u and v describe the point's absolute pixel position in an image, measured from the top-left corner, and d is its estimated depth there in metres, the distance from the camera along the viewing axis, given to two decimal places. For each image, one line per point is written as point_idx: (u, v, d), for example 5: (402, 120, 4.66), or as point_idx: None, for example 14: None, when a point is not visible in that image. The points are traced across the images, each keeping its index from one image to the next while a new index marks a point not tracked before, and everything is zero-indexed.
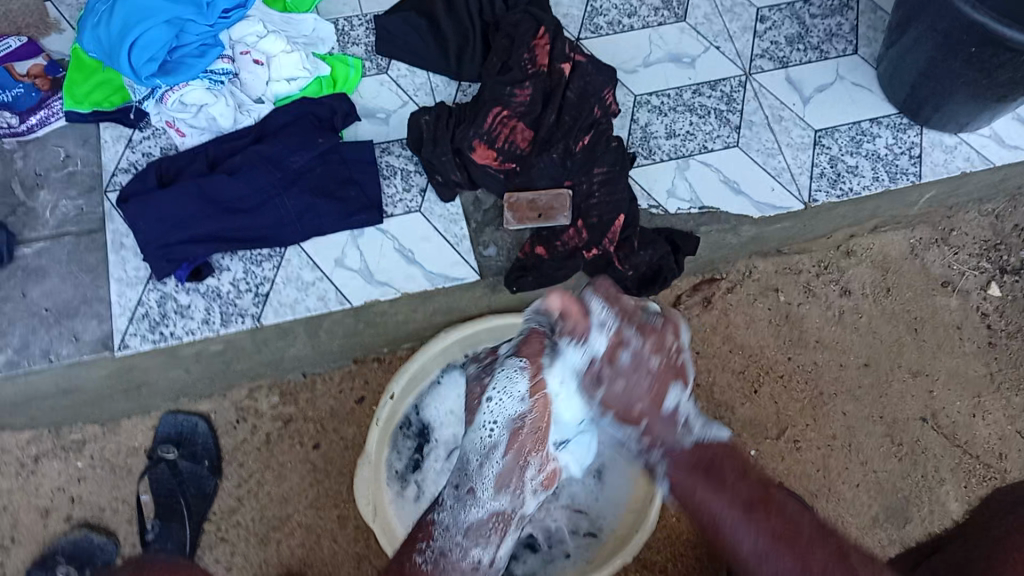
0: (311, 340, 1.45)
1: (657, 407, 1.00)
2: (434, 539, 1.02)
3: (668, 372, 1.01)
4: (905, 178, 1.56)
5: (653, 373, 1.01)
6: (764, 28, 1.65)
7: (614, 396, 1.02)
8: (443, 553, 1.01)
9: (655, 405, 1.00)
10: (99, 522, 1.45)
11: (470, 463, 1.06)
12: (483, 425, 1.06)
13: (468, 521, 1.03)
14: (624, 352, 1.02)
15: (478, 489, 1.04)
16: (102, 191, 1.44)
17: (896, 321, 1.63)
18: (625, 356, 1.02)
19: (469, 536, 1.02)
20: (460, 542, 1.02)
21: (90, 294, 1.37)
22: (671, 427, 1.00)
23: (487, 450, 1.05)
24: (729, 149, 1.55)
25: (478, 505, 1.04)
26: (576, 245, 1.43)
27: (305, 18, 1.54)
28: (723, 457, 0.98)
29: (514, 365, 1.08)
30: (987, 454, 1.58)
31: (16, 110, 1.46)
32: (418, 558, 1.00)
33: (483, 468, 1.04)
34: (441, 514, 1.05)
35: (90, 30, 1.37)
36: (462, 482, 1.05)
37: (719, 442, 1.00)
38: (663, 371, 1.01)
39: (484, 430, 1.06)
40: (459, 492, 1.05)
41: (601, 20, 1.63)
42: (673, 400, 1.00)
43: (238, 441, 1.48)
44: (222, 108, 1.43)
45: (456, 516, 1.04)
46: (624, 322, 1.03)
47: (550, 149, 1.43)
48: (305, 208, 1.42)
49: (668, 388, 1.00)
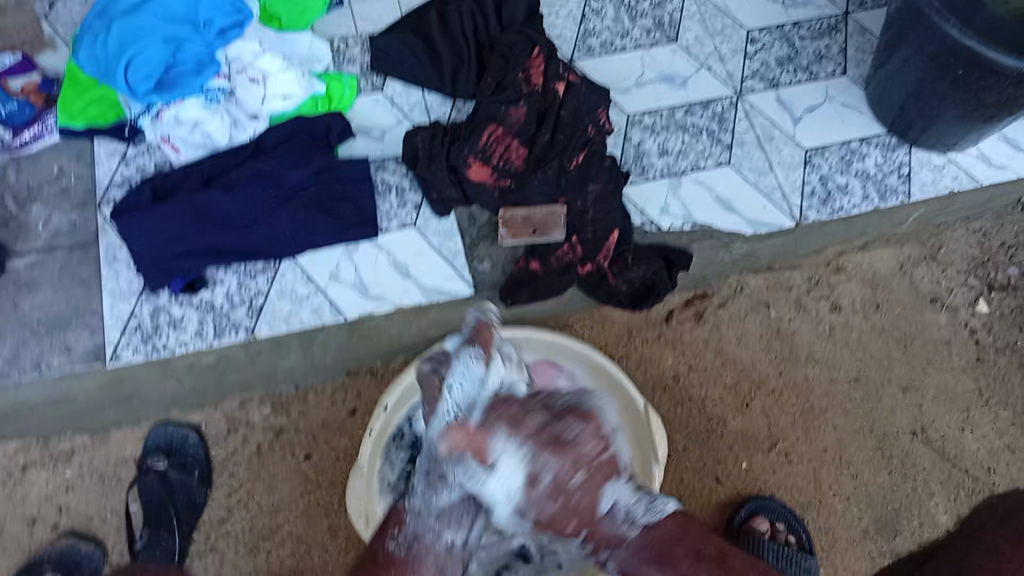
0: (304, 353, 1.45)
1: (592, 512, 0.95)
2: (406, 523, 1.05)
3: (602, 467, 0.95)
4: (895, 196, 1.58)
5: (591, 480, 0.94)
6: (754, 50, 1.66)
7: (545, 518, 0.97)
8: (417, 537, 1.03)
9: (589, 515, 0.95)
10: (87, 531, 1.45)
11: (437, 449, 1.04)
12: (446, 412, 1.02)
13: (440, 504, 1.04)
14: (543, 479, 0.93)
15: (448, 481, 0.98)
16: (96, 204, 1.44)
17: (885, 336, 1.64)
18: (545, 482, 0.93)
19: (443, 520, 1.04)
20: (432, 527, 1.04)
21: (82, 306, 1.37)
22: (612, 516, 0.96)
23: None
24: (722, 167, 1.57)
25: (450, 490, 1.05)
26: (570, 260, 1.44)
27: (300, 38, 1.54)
28: (673, 534, 0.98)
29: (469, 355, 1.07)
30: (976, 467, 1.59)
31: (10, 125, 1.45)
32: (390, 545, 1.03)
33: (452, 458, 0.99)
34: (414, 501, 1.06)
35: (86, 49, 1.38)
36: (433, 468, 1.08)
37: (669, 517, 0.99)
38: (598, 474, 0.94)
39: (447, 417, 1.02)
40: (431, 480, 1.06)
41: (594, 42, 1.65)
42: (609, 499, 0.96)
43: (230, 452, 1.48)
44: (217, 124, 1.45)
45: (428, 500, 1.05)
46: (535, 440, 0.93)
47: (544, 167, 1.44)
48: (299, 226, 1.42)
49: (604, 485, 0.95)
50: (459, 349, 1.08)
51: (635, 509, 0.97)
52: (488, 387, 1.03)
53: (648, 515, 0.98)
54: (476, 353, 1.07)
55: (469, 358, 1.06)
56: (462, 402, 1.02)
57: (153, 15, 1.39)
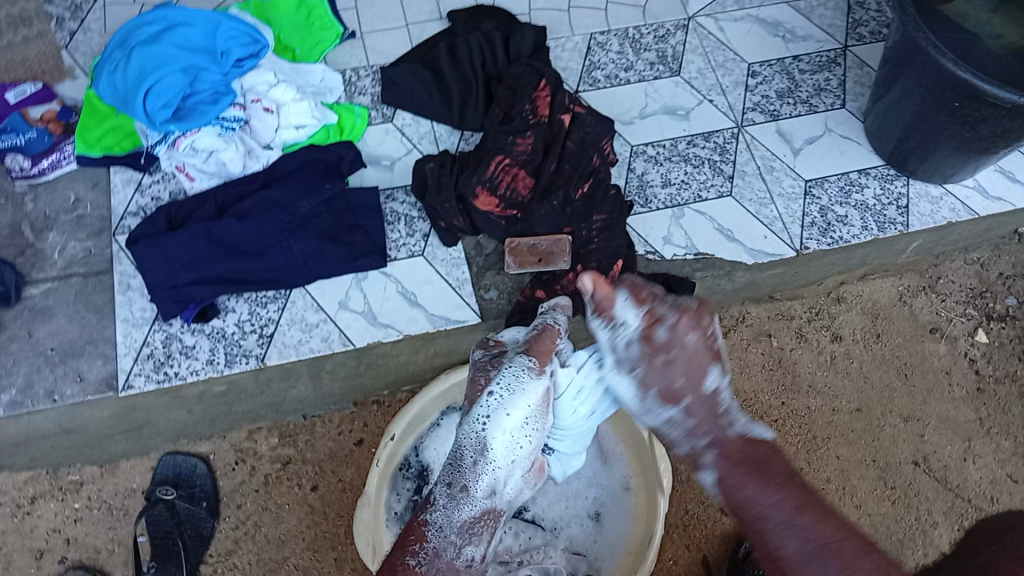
0: (313, 381, 1.48)
1: (695, 378, 0.93)
2: (430, 539, 0.94)
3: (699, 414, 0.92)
4: (893, 228, 1.60)
5: (688, 348, 0.94)
6: (755, 83, 1.71)
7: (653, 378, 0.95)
8: (439, 553, 0.94)
9: (693, 386, 0.92)
10: (95, 563, 1.45)
11: (464, 458, 1.02)
12: (478, 417, 1.03)
13: (462, 519, 0.97)
14: (662, 328, 0.95)
15: (471, 485, 0.99)
16: (111, 233, 1.47)
17: (886, 366, 1.65)
18: (659, 330, 0.95)
19: (463, 535, 0.96)
20: (453, 541, 0.96)
21: (96, 334, 1.39)
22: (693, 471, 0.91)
23: (483, 443, 1.02)
24: (723, 199, 1.60)
25: (471, 503, 0.99)
26: (576, 288, 1.46)
27: (314, 69, 1.60)
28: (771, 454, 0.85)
29: (523, 364, 1.09)
30: (979, 497, 1.58)
31: (29, 153, 1.50)
32: (411, 558, 0.92)
33: (478, 467, 1.01)
34: (435, 514, 0.97)
35: (106, 77, 1.43)
36: (454, 479, 1.00)
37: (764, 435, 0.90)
38: (704, 350, 0.94)
39: (479, 422, 1.03)
40: (453, 491, 0.99)
41: (599, 74, 1.70)
42: (713, 381, 0.93)
43: (237, 483, 1.49)
44: (231, 152, 1.48)
45: (450, 514, 0.97)
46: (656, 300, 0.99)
47: (551, 196, 1.48)
48: (311, 251, 1.45)
49: (710, 363, 0.94)
50: (515, 354, 1.11)
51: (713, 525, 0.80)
52: (522, 404, 1.05)
53: (743, 422, 0.90)
54: (527, 363, 1.09)
55: (522, 370, 1.07)
56: (495, 413, 1.03)
57: (171, 45, 1.44)
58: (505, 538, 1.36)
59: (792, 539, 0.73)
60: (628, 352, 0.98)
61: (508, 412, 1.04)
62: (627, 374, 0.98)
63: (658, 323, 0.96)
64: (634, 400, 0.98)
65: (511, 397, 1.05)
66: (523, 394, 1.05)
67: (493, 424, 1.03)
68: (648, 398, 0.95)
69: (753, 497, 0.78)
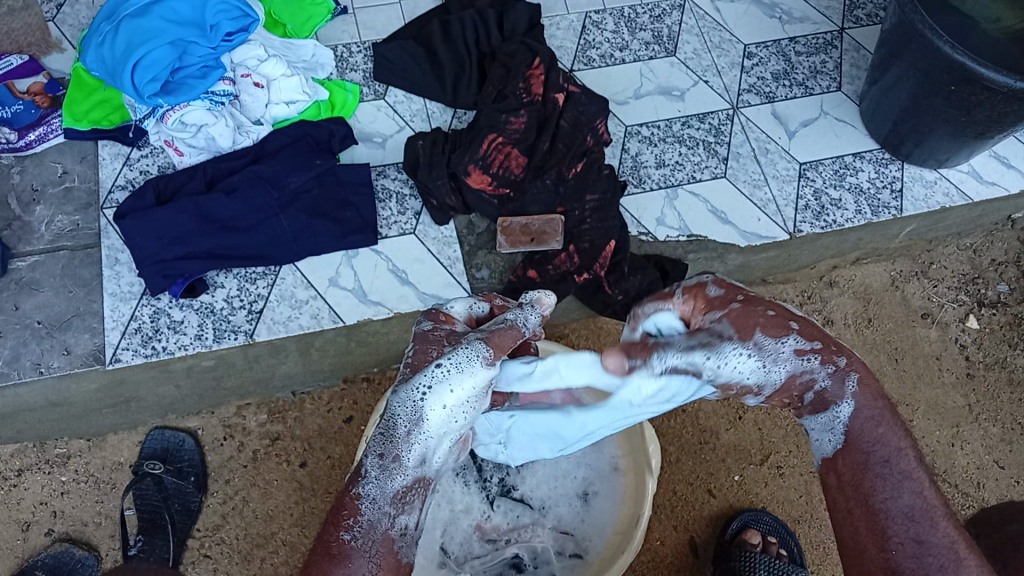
0: (303, 358, 1.46)
1: (784, 314, 0.89)
2: (363, 513, 0.89)
3: (829, 349, 0.89)
4: (887, 212, 1.60)
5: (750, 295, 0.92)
6: (751, 64, 1.70)
7: (743, 326, 0.89)
8: (373, 526, 0.89)
9: (783, 314, 0.89)
10: (81, 536, 1.44)
11: (397, 426, 0.93)
12: (416, 388, 0.93)
13: (395, 491, 0.91)
14: (709, 292, 0.93)
15: (403, 455, 0.92)
16: (98, 207, 1.46)
17: (877, 351, 1.64)
18: (710, 287, 0.94)
19: (397, 507, 0.91)
20: (387, 513, 0.90)
21: (83, 308, 1.38)
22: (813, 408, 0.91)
23: (418, 415, 0.93)
24: (717, 180, 1.59)
25: (402, 474, 0.92)
26: (567, 269, 1.46)
27: (305, 44, 1.57)
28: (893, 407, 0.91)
29: (478, 348, 0.95)
30: (966, 482, 1.60)
31: (15, 126, 1.47)
32: (346, 535, 0.87)
33: (411, 437, 0.93)
34: (366, 486, 0.90)
35: (93, 49, 1.41)
36: (386, 448, 0.92)
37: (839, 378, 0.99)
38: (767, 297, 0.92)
39: (416, 392, 0.93)
40: (384, 461, 0.92)
41: (594, 53, 1.68)
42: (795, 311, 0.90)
43: (225, 458, 1.48)
44: (221, 127, 1.45)
45: (382, 486, 0.90)
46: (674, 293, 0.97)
47: (544, 175, 1.47)
48: (301, 228, 1.44)
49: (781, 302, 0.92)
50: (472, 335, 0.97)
51: (821, 426, 0.91)
52: (469, 389, 0.94)
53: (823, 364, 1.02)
54: (486, 348, 0.96)
55: (473, 353, 0.94)
56: (438, 390, 0.93)
57: (159, 18, 1.41)
58: (495, 516, 1.36)
59: (905, 491, 0.85)
60: (704, 325, 0.92)
61: (452, 394, 0.93)
62: (731, 354, 0.88)
63: (702, 286, 0.94)
64: (754, 360, 0.88)
65: (456, 373, 0.93)
66: (469, 375, 0.93)
67: (433, 399, 0.92)
68: (764, 340, 0.88)
69: (880, 439, 0.88)
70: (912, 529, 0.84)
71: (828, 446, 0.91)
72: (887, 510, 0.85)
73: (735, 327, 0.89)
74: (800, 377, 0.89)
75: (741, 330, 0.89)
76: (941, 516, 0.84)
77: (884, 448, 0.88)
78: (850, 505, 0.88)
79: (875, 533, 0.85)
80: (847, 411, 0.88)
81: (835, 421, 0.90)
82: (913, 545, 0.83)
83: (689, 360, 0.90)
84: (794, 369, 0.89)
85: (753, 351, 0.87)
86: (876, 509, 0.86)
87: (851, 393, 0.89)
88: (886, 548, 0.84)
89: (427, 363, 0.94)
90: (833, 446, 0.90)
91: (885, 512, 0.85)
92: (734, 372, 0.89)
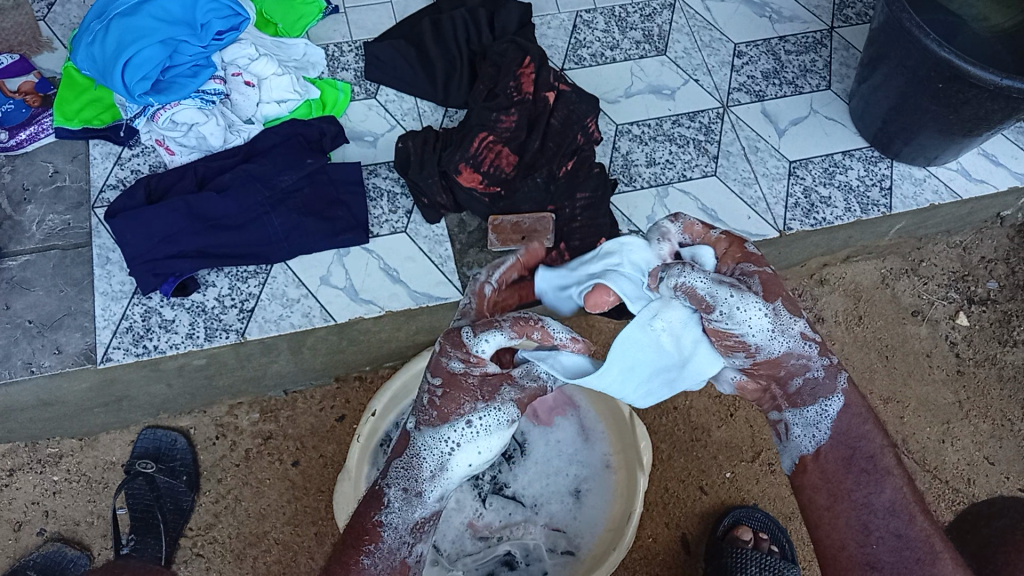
0: (294, 357, 1.46)
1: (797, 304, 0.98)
2: (384, 540, 0.96)
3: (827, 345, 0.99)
4: (876, 209, 1.60)
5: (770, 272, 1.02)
6: (741, 63, 1.71)
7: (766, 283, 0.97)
8: (392, 551, 0.96)
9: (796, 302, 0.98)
10: (73, 536, 1.44)
11: (420, 467, 0.99)
12: (447, 441, 0.99)
13: (415, 521, 0.98)
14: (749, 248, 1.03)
15: (426, 492, 0.99)
16: (89, 206, 1.46)
17: (867, 348, 1.65)
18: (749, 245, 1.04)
19: (415, 535, 0.98)
20: (405, 539, 0.98)
21: (75, 307, 1.37)
22: (800, 404, 0.99)
23: (444, 463, 0.99)
24: (708, 178, 1.59)
25: (423, 505, 0.99)
26: (558, 267, 1.44)
27: (295, 43, 1.58)
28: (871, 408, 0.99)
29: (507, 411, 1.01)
30: (957, 478, 1.60)
31: (5, 125, 1.48)
32: (366, 560, 0.94)
33: (433, 480, 0.99)
34: (389, 515, 0.97)
35: (84, 48, 1.40)
36: (410, 485, 0.98)
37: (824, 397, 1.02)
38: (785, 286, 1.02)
39: (447, 444, 0.99)
40: (407, 494, 0.98)
41: (585, 52, 1.68)
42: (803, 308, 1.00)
43: (217, 458, 1.49)
44: (212, 127, 1.46)
45: (405, 516, 0.97)
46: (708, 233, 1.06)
47: (535, 173, 1.48)
48: (293, 226, 1.45)
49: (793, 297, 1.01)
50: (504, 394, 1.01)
51: (809, 421, 0.98)
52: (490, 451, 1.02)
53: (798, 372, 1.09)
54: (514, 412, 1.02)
55: (505, 419, 1.01)
56: (466, 445, 0.99)
57: (150, 16, 1.41)
58: (487, 514, 1.36)
59: (880, 491, 0.92)
60: (735, 276, 1.00)
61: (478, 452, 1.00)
62: (754, 298, 0.94)
63: (742, 239, 1.03)
64: (769, 321, 0.94)
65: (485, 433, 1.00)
66: (497, 438, 1.01)
67: (460, 452, 0.99)
68: (782, 310, 0.95)
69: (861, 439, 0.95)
70: (892, 523, 0.91)
71: (810, 442, 0.98)
72: (869, 506, 0.92)
73: (762, 290, 0.97)
74: (795, 359, 0.97)
75: (767, 293, 0.97)
76: (917, 511, 0.92)
77: (868, 444, 0.95)
78: (834, 503, 0.94)
79: (853, 529, 0.92)
80: (838, 405, 0.96)
81: (824, 413, 0.97)
82: (893, 540, 0.90)
83: (713, 291, 0.94)
84: (794, 348, 0.96)
85: (774, 313, 0.93)
86: (859, 505, 0.92)
87: (841, 391, 0.97)
88: (866, 542, 0.91)
89: (458, 414, 0.99)
90: (816, 443, 0.97)
91: (866, 507, 0.92)
92: (746, 325, 0.94)
